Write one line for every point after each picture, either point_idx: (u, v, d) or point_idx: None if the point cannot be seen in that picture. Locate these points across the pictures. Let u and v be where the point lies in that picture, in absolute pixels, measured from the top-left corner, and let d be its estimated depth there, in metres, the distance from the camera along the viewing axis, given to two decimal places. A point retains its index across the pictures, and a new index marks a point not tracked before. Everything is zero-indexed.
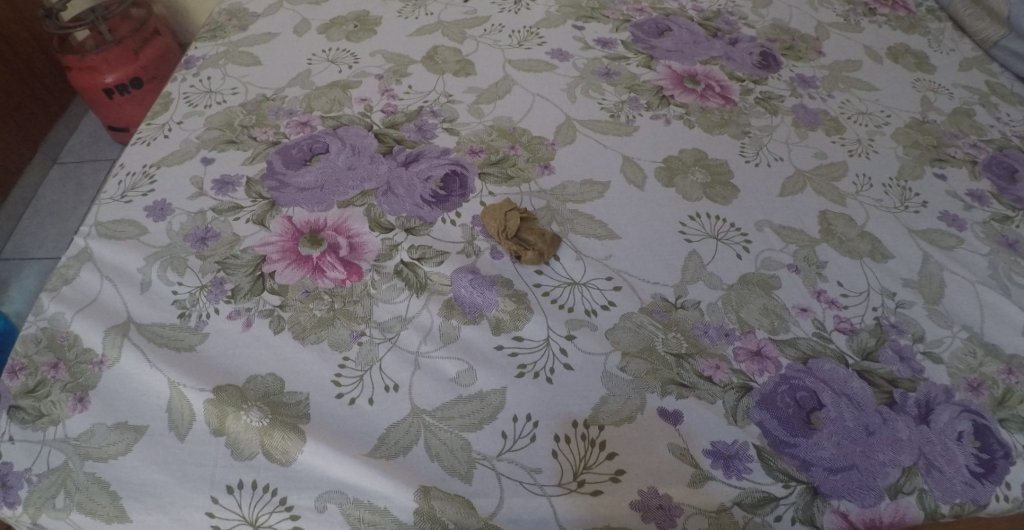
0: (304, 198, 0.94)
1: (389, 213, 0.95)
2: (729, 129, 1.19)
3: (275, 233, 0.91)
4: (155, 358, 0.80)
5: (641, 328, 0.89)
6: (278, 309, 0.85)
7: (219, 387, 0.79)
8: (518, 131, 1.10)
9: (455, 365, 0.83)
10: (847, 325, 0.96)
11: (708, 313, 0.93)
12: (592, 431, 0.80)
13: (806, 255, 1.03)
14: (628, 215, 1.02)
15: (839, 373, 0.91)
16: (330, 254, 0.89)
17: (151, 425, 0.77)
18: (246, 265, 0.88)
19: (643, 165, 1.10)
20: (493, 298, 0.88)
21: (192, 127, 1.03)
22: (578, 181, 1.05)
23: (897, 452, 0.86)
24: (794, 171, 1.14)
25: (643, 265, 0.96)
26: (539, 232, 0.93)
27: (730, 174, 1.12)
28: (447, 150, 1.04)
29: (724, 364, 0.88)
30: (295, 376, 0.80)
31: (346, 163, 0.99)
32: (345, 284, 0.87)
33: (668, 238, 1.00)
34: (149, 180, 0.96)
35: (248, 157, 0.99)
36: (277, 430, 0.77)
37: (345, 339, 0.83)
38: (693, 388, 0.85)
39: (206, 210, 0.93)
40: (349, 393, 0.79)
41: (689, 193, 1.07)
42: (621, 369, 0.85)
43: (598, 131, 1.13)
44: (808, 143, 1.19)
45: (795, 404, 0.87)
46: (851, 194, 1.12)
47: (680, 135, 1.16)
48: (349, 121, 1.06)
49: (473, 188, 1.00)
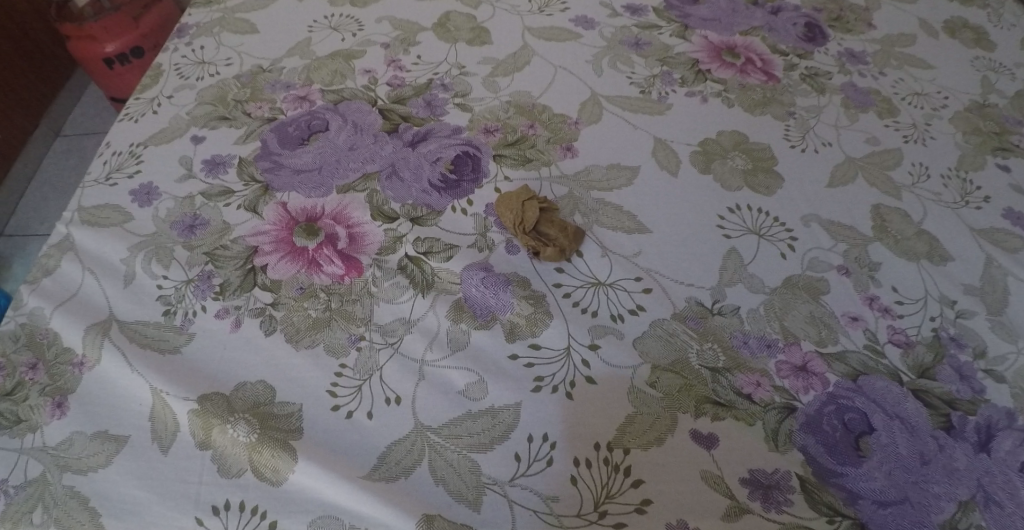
0: (301, 182, 0.86)
1: (394, 200, 0.86)
2: (772, 109, 1.07)
3: (268, 222, 0.82)
4: (137, 361, 0.73)
5: (673, 338, 0.80)
6: (270, 308, 0.77)
7: (204, 395, 0.72)
8: (538, 107, 1.00)
9: (465, 376, 0.75)
10: (902, 338, 0.86)
11: (748, 321, 0.84)
12: (616, 455, 0.72)
13: (856, 255, 0.92)
14: (659, 206, 0.92)
15: (892, 392, 0.82)
16: (327, 246, 0.81)
17: (132, 435, 0.71)
18: (236, 257, 0.80)
19: (677, 148, 0.99)
20: (507, 300, 0.80)
21: (182, 101, 0.94)
22: (604, 166, 0.95)
23: (953, 484, 0.77)
24: (844, 159, 1.03)
25: (675, 263, 0.87)
26: (559, 226, 0.84)
27: (773, 161, 1.01)
28: (459, 129, 0.95)
29: (765, 380, 0.79)
30: (288, 385, 0.73)
31: (347, 142, 0.90)
32: (344, 281, 0.79)
33: (702, 234, 0.90)
34: (136, 160, 0.88)
35: (241, 136, 0.90)
36: (267, 447, 0.69)
37: (343, 343, 0.75)
38: (729, 408, 0.77)
39: (195, 195, 0.84)
40: (346, 406, 0.72)
41: (728, 181, 0.97)
42: (650, 384, 0.77)
43: (627, 109, 1.02)
44: (859, 128, 1.07)
45: (841, 427, 0.78)
46: (907, 186, 1.01)
47: (718, 116, 1.05)
48: (353, 95, 0.96)
49: (487, 172, 0.90)
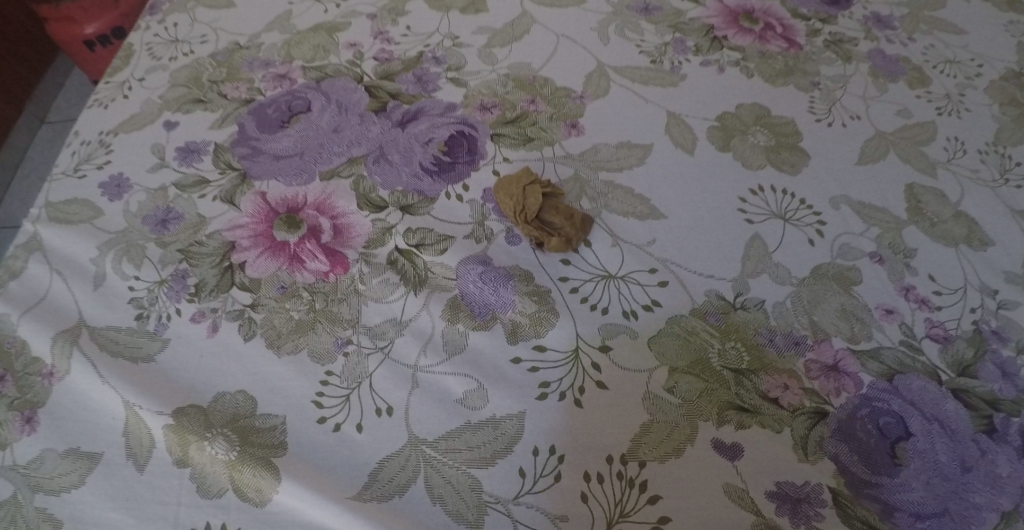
0: (282, 169, 0.79)
1: (383, 187, 0.79)
2: (795, 79, 0.99)
3: (246, 214, 0.76)
4: (108, 372, 0.67)
5: (692, 336, 0.74)
6: (249, 309, 0.70)
7: (179, 409, 0.66)
8: (538, 80, 0.92)
9: (463, 383, 0.68)
10: (940, 332, 0.79)
11: (773, 316, 0.77)
12: (630, 468, 0.66)
13: (890, 240, 0.85)
14: (673, 189, 0.85)
15: (931, 393, 0.75)
16: (310, 240, 0.74)
17: (105, 451, 0.65)
18: (213, 254, 0.73)
19: (692, 123, 0.91)
20: (509, 296, 0.73)
21: (154, 84, 0.86)
22: (612, 145, 0.87)
23: (996, 493, 0.71)
24: (874, 133, 0.95)
25: (691, 252, 0.80)
26: (565, 214, 0.76)
27: (797, 137, 0.93)
28: (453, 106, 0.87)
29: (793, 382, 0.73)
30: (270, 396, 0.66)
31: (332, 123, 0.83)
32: (329, 278, 0.72)
33: (721, 220, 0.83)
34: (106, 149, 0.80)
35: (217, 120, 0.83)
36: (247, 465, 0.63)
37: (328, 349, 0.69)
38: (754, 413, 0.70)
39: (168, 186, 0.77)
40: (333, 418, 0.65)
41: (748, 159, 0.89)
42: (667, 390, 0.70)
43: (636, 81, 0.94)
44: (890, 99, 0.99)
45: (876, 433, 0.72)
46: (943, 162, 0.93)
47: (736, 88, 0.96)
48: (337, 72, 0.88)
49: (484, 153, 0.83)
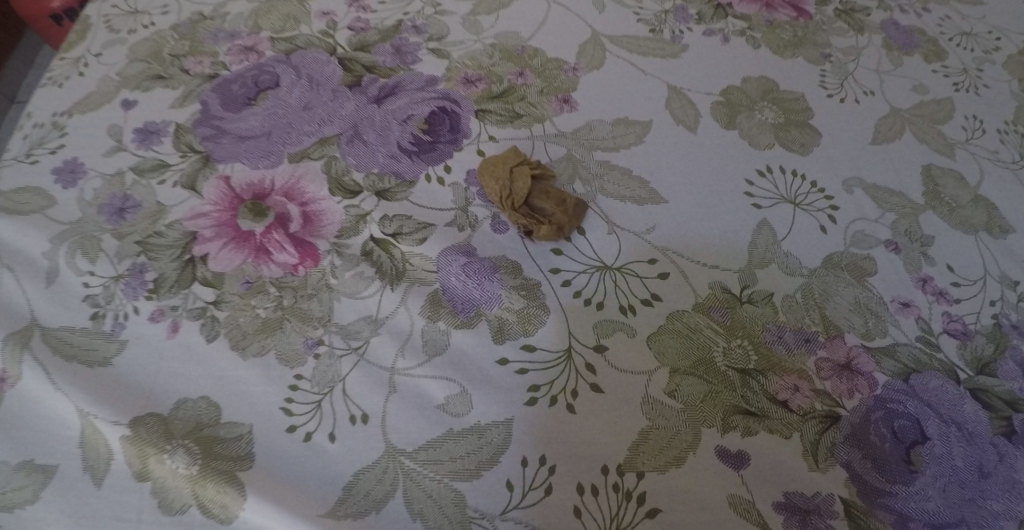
0: (248, 152, 0.73)
1: (356, 169, 0.73)
2: (804, 51, 0.92)
3: (209, 202, 0.70)
4: (60, 378, 0.62)
5: (694, 334, 0.68)
6: (212, 307, 0.65)
7: (137, 418, 0.60)
8: (527, 51, 0.85)
9: (444, 387, 0.62)
10: (959, 327, 0.74)
11: (783, 311, 0.71)
12: (627, 480, 0.61)
13: (906, 227, 0.80)
14: (673, 171, 0.79)
15: (948, 393, 0.70)
16: (278, 230, 0.68)
17: (61, 464, 0.59)
18: (173, 246, 0.67)
19: (694, 98, 0.85)
20: (495, 291, 0.67)
21: (112, 59, 0.79)
22: (608, 122, 0.81)
23: (1015, 501, 0.66)
24: (889, 110, 0.89)
25: (693, 240, 0.74)
26: (556, 199, 0.71)
27: (807, 114, 0.86)
28: (434, 79, 0.80)
29: (803, 383, 0.68)
30: (235, 402, 0.61)
31: (302, 100, 0.76)
32: (298, 272, 0.66)
33: (725, 204, 0.77)
34: (59, 131, 0.74)
35: (178, 98, 0.76)
36: (211, 480, 0.58)
37: (297, 350, 0.63)
38: (761, 418, 0.65)
39: (125, 171, 0.71)
40: (303, 427, 0.60)
41: (755, 137, 0.83)
42: (669, 394, 0.65)
43: (635, 52, 0.87)
44: (905, 73, 0.92)
45: (890, 438, 0.67)
46: (962, 142, 0.87)
47: (742, 61, 0.90)
48: (309, 43, 0.82)
49: (467, 132, 0.77)
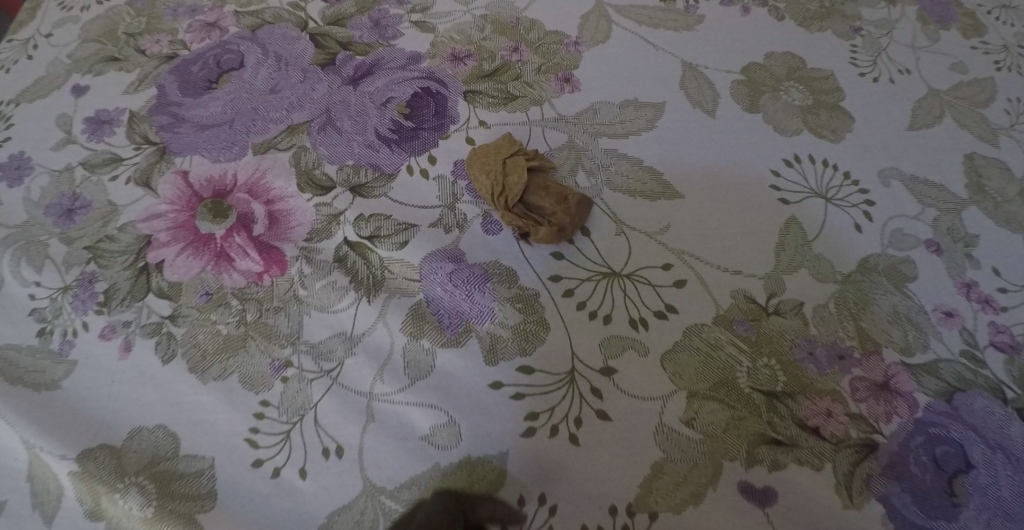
0: (210, 143, 0.65)
1: (329, 161, 0.65)
2: (833, 23, 0.83)
3: (165, 201, 0.62)
4: (5, 405, 0.55)
5: (715, 351, 0.61)
6: (168, 322, 0.57)
7: (86, 451, 0.54)
8: (523, 24, 0.76)
9: (429, 416, 0.56)
10: (1006, 339, 0.65)
11: (814, 324, 0.64)
12: (638, 521, 0.55)
13: (948, 224, 0.71)
14: (691, 161, 0.70)
15: (995, 415, 0.62)
16: (242, 234, 0.61)
17: (8, 501, 0.53)
18: (126, 252, 0.60)
19: (712, 75, 0.76)
20: (486, 304, 0.60)
21: (63, 40, 0.71)
22: (615, 104, 0.72)
23: None
24: (925, 92, 0.78)
25: (712, 241, 0.66)
26: (556, 195, 0.64)
27: (837, 95, 0.77)
28: (417, 56, 0.72)
29: (838, 408, 0.60)
30: (195, 433, 0.54)
31: (268, 83, 0.68)
32: (263, 281, 0.59)
33: (748, 199, 0.69)
34: (3, 123, 0.66)
35: (133, 82, 0.68)
36: (169, 522, 0.52)
37: (263, 373, 0.56)
38: (789, 448, 0.58)
39: (74, 166, 0.64)
40: (271, 461, 0.54)
41: (782, 121, 0.75)
42: (687, 423, 0.58)
43: (645, 24, 0.78)
44: (943, 49, 0.81)
45: (930, 466, 0.60)
46: (1006, 127, 0.77)
47: (763, 35, 0.80)
48: (278, 17, 0.73)
49: (455, 116, 0.69)
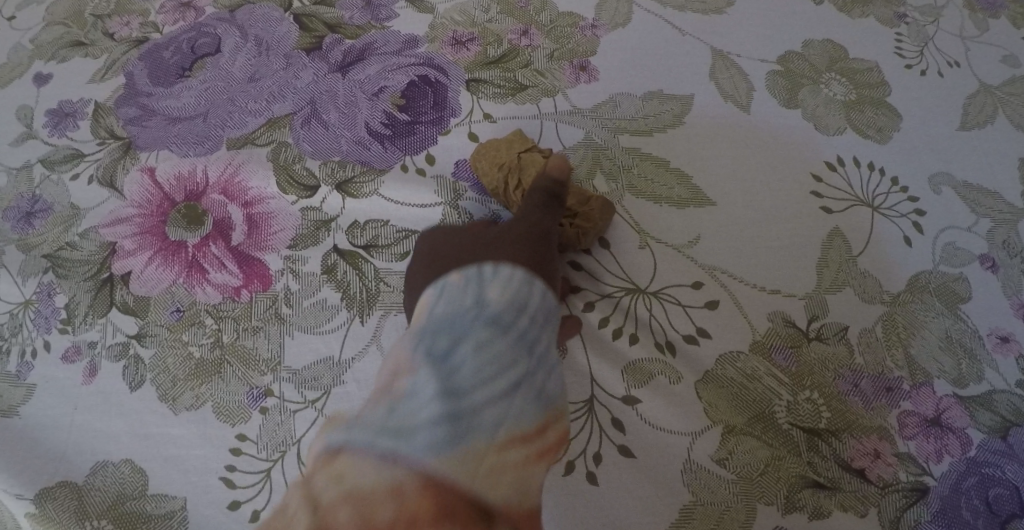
0: (183, 138, 0.59)
1: (312, 157, 0.58)
2: (878, 6, 0.70)
3: (133, 203, 0.57)
4: None
5: (750, 383, 0.55)
6: (135, 343, 0.52)
7: (45, 490, 0.49)
8: (534, 3, 0.67)
9: None
10: None
11: (860, 351, 0.57)
12: None
13: (1005, 236, 0.60)
14: (721, 161, 0.62)
15: None
16: (217, 242, 0.55)
17: None
18: (89, 263, 0.55)
19: (743, 65, 0.66)
20: None
21: (25, 23, 0.64)
22: (636, 97, 0.64)
23: None
24: (975, 87, 0.66)
25: (745, 254, 0.59)
26: (577, 196, 0.57)
27: (883, 90, 0.66)
28: (415, 39, 0.64)
29: (886, 446, 0.54)
30: (162, 469, 0.49)
31: (247, 70, 0.62)
32: (238, 296, 0.54)
33: (784, 207, 0.61)
34: None
35: (100, 69, 0.62)
36: None
37: (240, 404, 0.51)
38: (832, 492, 0.53)
39: (33, 164, 0.58)
40: (249, 503, 0.48)
41: (822, 118, 0.64)
42: (717, 462, 0.53)
43: (667, 4, 0.68)
44: (998, 39, 0.68)
45: (983, 512, 0.52)
46: None
47: (798, 20, 0.69)
48: None
49: (455, 108, 0.61)
